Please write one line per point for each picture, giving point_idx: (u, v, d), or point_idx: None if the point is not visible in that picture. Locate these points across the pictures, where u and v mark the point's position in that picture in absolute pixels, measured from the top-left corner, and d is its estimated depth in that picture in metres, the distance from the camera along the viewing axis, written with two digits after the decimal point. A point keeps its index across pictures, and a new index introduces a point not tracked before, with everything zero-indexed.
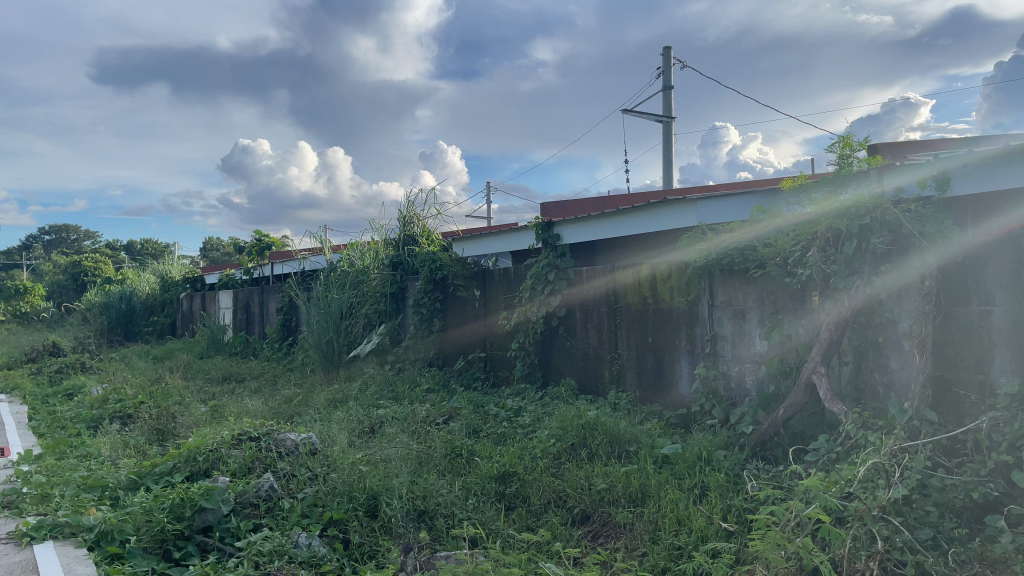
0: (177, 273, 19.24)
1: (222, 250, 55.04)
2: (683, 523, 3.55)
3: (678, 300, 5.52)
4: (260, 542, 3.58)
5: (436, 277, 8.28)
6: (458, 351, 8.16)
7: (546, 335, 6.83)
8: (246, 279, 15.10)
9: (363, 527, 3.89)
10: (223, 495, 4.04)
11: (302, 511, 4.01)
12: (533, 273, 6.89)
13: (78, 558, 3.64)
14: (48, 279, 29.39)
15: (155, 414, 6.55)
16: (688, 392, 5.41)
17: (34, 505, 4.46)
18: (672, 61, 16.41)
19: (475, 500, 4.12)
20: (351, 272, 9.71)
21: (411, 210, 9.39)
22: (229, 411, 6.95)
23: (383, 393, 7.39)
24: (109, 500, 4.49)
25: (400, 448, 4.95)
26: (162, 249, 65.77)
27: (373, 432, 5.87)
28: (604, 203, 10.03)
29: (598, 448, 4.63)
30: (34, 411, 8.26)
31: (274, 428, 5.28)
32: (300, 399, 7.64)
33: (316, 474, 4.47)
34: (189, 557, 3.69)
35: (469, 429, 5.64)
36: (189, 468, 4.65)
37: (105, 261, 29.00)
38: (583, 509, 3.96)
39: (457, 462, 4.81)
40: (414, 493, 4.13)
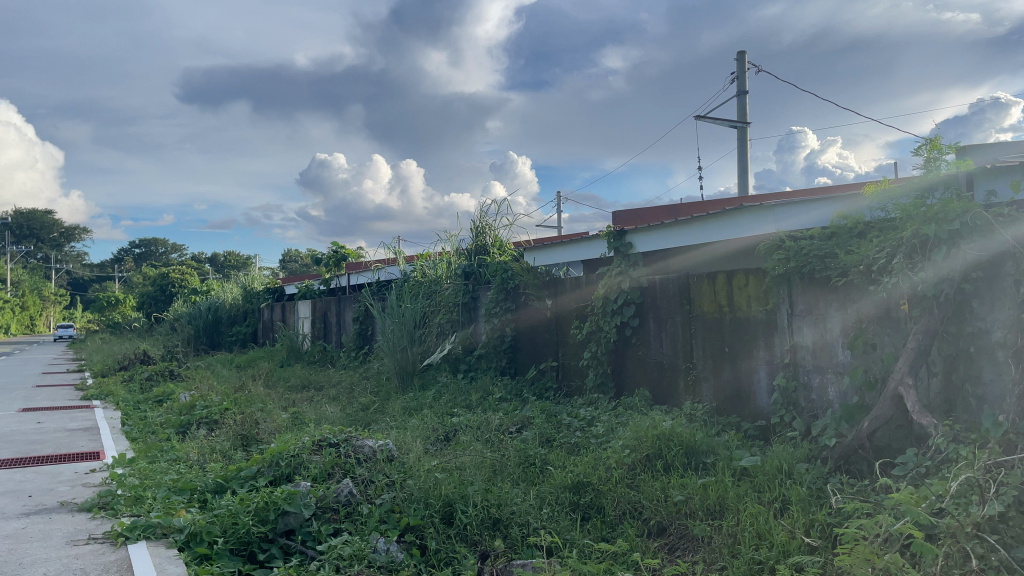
0: (258, 285, 19.88)
1: (299, 262, 56.81)
2: (763, 537, 3.48)
3: (756, 309, 5.41)
4: (340, 546, 3.66)
5: (508, 287, 8.35)
6: (531, 361, 8.17)
7: (619, 345, 6.79)
8: (324, 289, 15.48)
9: (440, 533, 3.93)
10: (305, 500, 4.15)
11: (380, 517, 4.07)
12: (605, 283, 6.84)
13: (170, 558, 3.80)
14: (138, 291, 30.82)
15: (239, 420, 6.79)
16: (767, 403, 5.30)
17: (129, 506, 4.68)
18: (747, 66, 16.14)
19: (550, 509, 4.12)
20: (425, 282, 9.87)
21: (483, 220, 9.49)
22: (309, 418, 7.15)
23: (457, 401, 7.46)
24: (198, 502, 4.68)
25: (474, 456, 4.99)
26: (243, 262, 68.31)
27: (447, 440, 5.93)
28: (677, 211, 9.93)
29: (674, 460, 4.57)
30: (128, 417, 8.65)
31: (352, 435, 5.41)
32: (376, 407, 7.79)
33: (393, 480, 4.54)
34: (273, 559, 3.79)
35: (542, 438, 5.65)
36: (273, 473, 4.79)
37: (191, 272, 30.22)
38: (659, 522, 3.91)
39: (531, 471, 4.82)
40: (489, 501, 4.14)
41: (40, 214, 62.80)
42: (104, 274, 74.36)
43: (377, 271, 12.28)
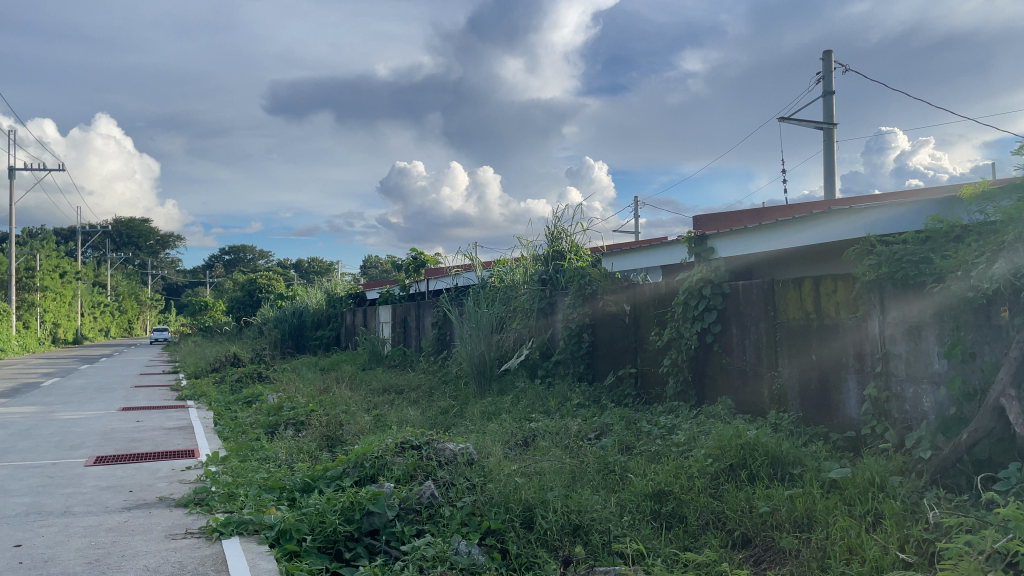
0: (342, 289, 20.37)
1: (379, 267, 57.99)
2: (855, 552, 3.36)
3: (845, 316, 5.24)
4: (424, 547, 3.72)
5: (585, 292, 8.32)
6: (609, 367, 8.10)
7: (701, 352, 6.68)
8: (404, 294, 15.74)
9: (520, 538, 3.95)
10: (389, 500, 4.23)
11: (461, 519, 4.12)
12: (685, 289, 6.75)
13: (261, 554, 3.94)
14: (228, 296, 32.05)
15: (325, 422, 6.99)
16: (857, 414, 5.12)
17: (222, 503, 4.87)
18: (833, 66, 15.66)
19: (631, 517, 4.09)
20: (502, 288, 9.95)
21: (559, 226, 9.48)
22: (391, 421, 7.29)
23: (535, 407, 7.46)
24: (287, 500, 4.84)
25: (554, 462, 4.99)
26: (325, 267, 70.28)
27: (526, 445, 5.95)
28: (761, 215, 9.70)
29: (759, 470, 4.46)
30: (220, 417, 9.02)
31: (433, 437, 5.49)
32: (455, 411, 7.87)
33: (474, 484, 4.59)
34: (358, 558, 3.89)
35: (622, 445, 5.60)
36: (358, 473, 4.91)
37: (278, 277, 31.24)
38: (744, 533, 3.82)
39: (611, 478, 4.79)
40: (569, 507, 4.13)
41: (139, 222, 66.00)
42: (196, 280, 77.60)
43: (455, 276, 12.40)
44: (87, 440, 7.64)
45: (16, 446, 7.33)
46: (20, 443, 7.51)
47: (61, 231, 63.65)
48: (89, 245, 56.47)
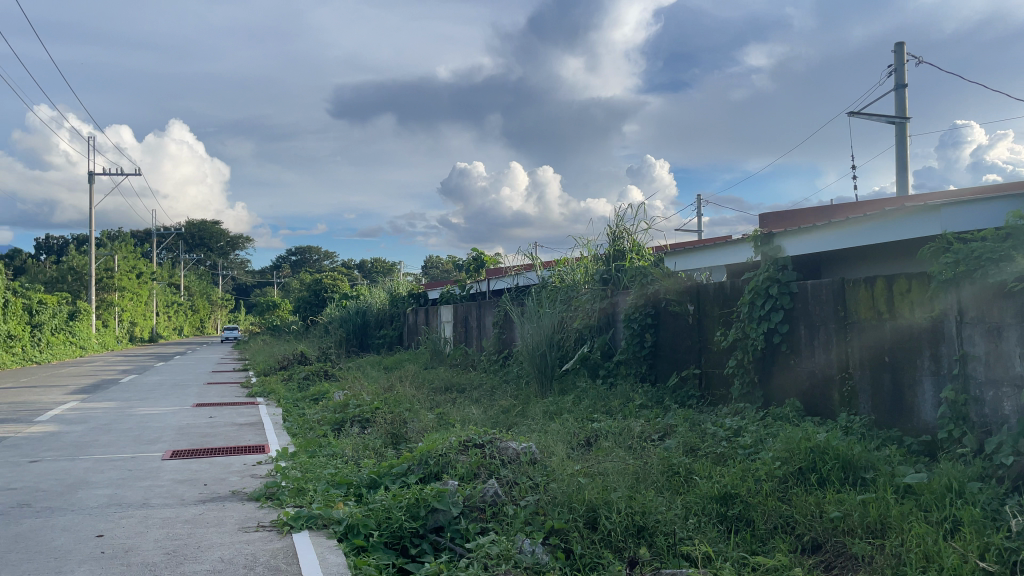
0: (404, 289, 20.61)
1: (440, 267, 58.55)
2: (931, 560, 3.25)
3: (920, 315, 5.07)
4: (488, 545, 3.75)
5: (648, 292, 8.26)
6: (672, 368, 8.00)
7: (767, 354, 6.56)
8: (465, 294, 15.85)
9: (584, 538, 3.94)
10: (453, 498, 4.27)
11: (525, 518, 4.13)
12: (750, 289, 6.63)
13: (330, 548, 4.04)
14: (295, 297, 32.81)
15: (389, 419, 7.11)
16: (933, 417, 4.95)
17: (292, 497, 4.99)
18: (906, 58, 15.15)
19: (696, 520, 4.04)
20: (563, 287, 9.93)
21: (620, 225, 9.44)
22: (453, 419, 7.36)
23: (597, 407, 7.42)
24: (354, 495, 4.94)
25: (617, 462, 4.96)
26: (388, 267, 71.29)
27: (589, 445, 5.93)
28: (832, 212, 9.44)
29: (830, 474, 4.35)
30: (288, 413, 9.25)
31: (496, 436, 5.51)
32: (517, 410, 7.89)
33: (537, 483, 4.59)
34: (424, 554, 3.94)
35: (686, 446, 5.54)
36: (422, 470, 4.98)
37: (342, 277, 31.82)
38: (814, 538, 3.74)
39: (675, 479, 4.75)
40: (633, 508, 4.10)
41: (210, 224, 68.07)
42: (264, 280, 79.63)
43: (516, 276, 12.45)
44: (163, 435, 7.92)
45: (98, 439, 7.66)
46: (102, 437, 7.83)
47: (137, 233, 66.12)
48: (163, 247, 58.51)
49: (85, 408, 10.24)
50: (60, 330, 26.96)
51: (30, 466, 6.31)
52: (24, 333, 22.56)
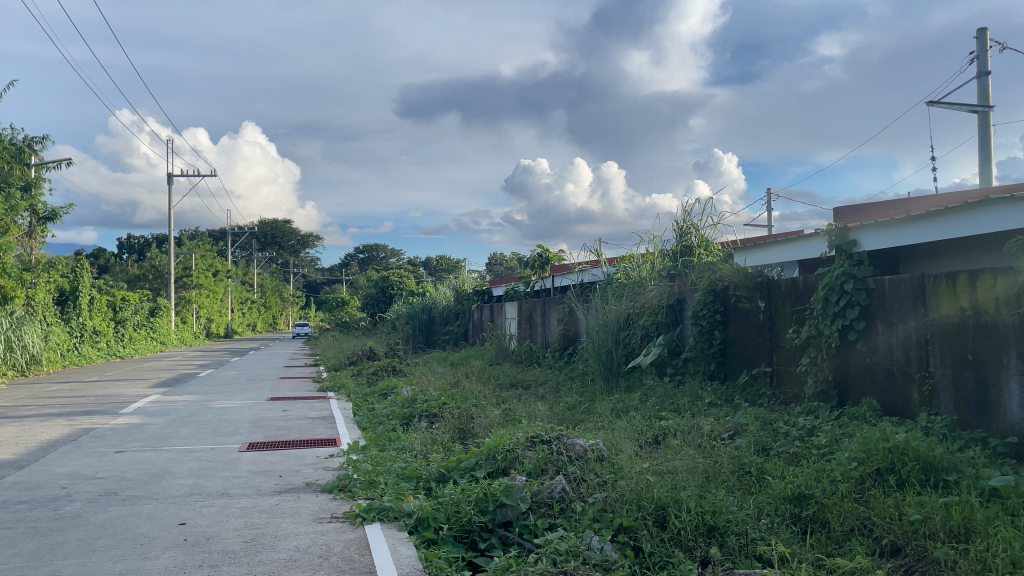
0: (469, 286, 20.69)
1: (505, 264, 58.79)
2: (1019, 566, 3.12)
3: (1007, 313, 4.84)
4: (557, 541, 3.76)
5: (716, 288, 8.13)
6: (742, 365, 7.85)
7: (843, 352, 6.37)
8: (529, 291, 15.87)
9: (653, 536, 3.90)
10: (521, 493, 4.29)
11: (593, 515, 4.12)
12: (825, 285, 6.46)
13: (402, 540, 4.11)
14: (363, 293, 33.38)
15: (457, 415, 7.19)
16: (1020, 417, 4.74)
17: (364, 489, 5.10)
18: (989, 44, 14.51)
19: (769, 521, 3.97)
20: (629, 283, 9.86)
21: (687, 220, 9.35)
22: (520, 415, 7.38)
23: (665, 405, 7.36)
24: (424, 489, 5.02)
25: (686, 461, 4.89)
26: (453, 265, 71.91)
27: (657, 443, 5.87)
28: (910, 205, 9.11)
29: (910, 476, 4.21)
30: (358, 408, 9.44)
31: (563, 433, 5.51)
32: (583, 407, 7.88)
33: (605, 480, 4.57)
34: (493, 549, 3.96)
35: (758, 446, 5.43)
36: (490, 465, 5.01)
37: (408, 274, 32.19)
38: (893, 541, 3.62)
39: (747, 479, 4.66)
40: (703, 507, 4.05)
41: (281, 223, 69.84)
42: (333, 277, 81.30)
43: (580, 273, 12.44)
44: (240, 427, 8.19)
45: (179, 431, 7.97)
46: (182, 428, 8.14)
47: (213, 233, 68.32)
48: (237, 246, 60.30)
49: (166, 401, 10.64)
50: (142, 327, 28.08)
51: (116, 456, 6.61)
52: (108, 329, 23.57)
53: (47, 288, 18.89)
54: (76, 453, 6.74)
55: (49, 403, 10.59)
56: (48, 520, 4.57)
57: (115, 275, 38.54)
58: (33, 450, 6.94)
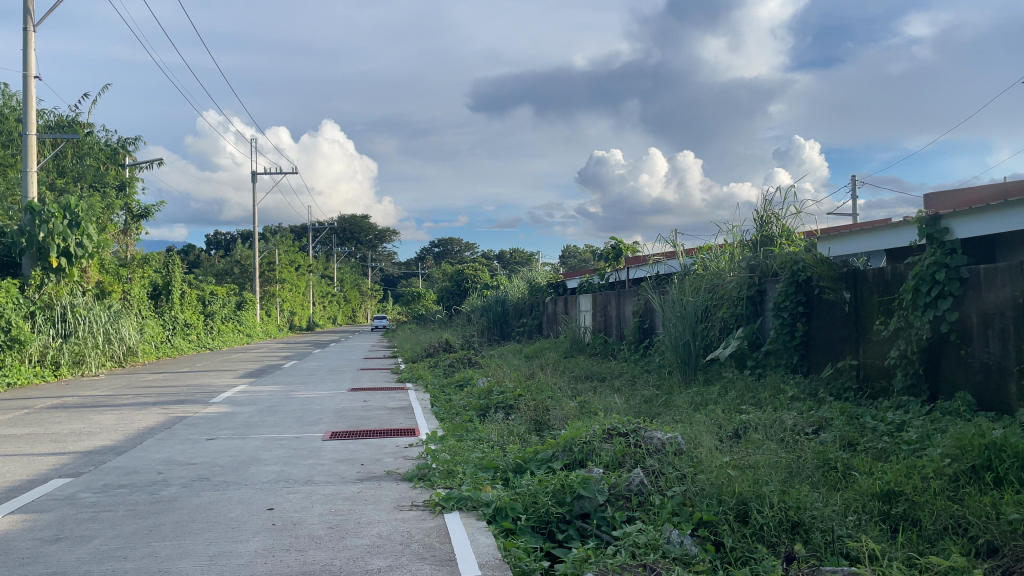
0: (542, 278, 20.59)
1: (579, 257, 58.66)
2: None
3: None
4: (635, 534, 3.74)
5: (799, 279, 7.90)
6: (826, 358, 7.61)
7: (934, 345, 6.12)
8: (604, 283, 15.73)
9: (735, 531, 3.82)
10: (599, 486, 4.28)
11: (672, 509, 4.07)
12: (914, 274, 6.19)
13: (480, 529, 4.16)
14: (439, 286, 33.75)
15: (533, 407, 7.22)
16: None
17: (443, 479, 5.18)
18: None
19: (856, 517, 3.85)
20: (707, 275, 9.68)
21: (768, 209, 9.10)
22: (596, 407, 7.37)
23: (745, 398, 7.22)
24: (501, 479, 5.07)
25: (769, 455, 4.79)
26: (527, 258, 72.13)
27: (737, 437, 5.76)
28: (1007, 191, 8.63)
29: (1008, 474, 3.99)
30: (436, 399, 9.59)
31: (641, 426, 5.47)
32: (660, 400, 7.78)
33: (684, 474, 4.51)
34: (570, 540, 3.96)
35: (844, 441, 5.27)
36: (567, 457, 5.02)
37: (482, 266, 32.29)
38: (990, 540, 3.45)
39: (832, 475, 4.53)
40: (787, 503, 3.96)
41: (359, 218, 71.33)
42: (409, 271, 82.59)
43: (655, 265, 12.29)
44: (323, 417, 8.43)
45: (265, 420, 8.26)
46: (269, 417, 8.43)
47: (295, 229, 70.34)
48: (317, 240, 61.88)
49: (253, 391, 11.02)
50: (230, 319, 29.18)
51: (208, 444, 6.89)
52: (198, 322, 24.54)
53: (141, 282, 19.86)
54: (171, 440, 7.07)
55: (145, 393, 11.13)
56: (146, 504, 4.81)
57: (204, 270, 40.18)
58: (131, 436, 7.31)
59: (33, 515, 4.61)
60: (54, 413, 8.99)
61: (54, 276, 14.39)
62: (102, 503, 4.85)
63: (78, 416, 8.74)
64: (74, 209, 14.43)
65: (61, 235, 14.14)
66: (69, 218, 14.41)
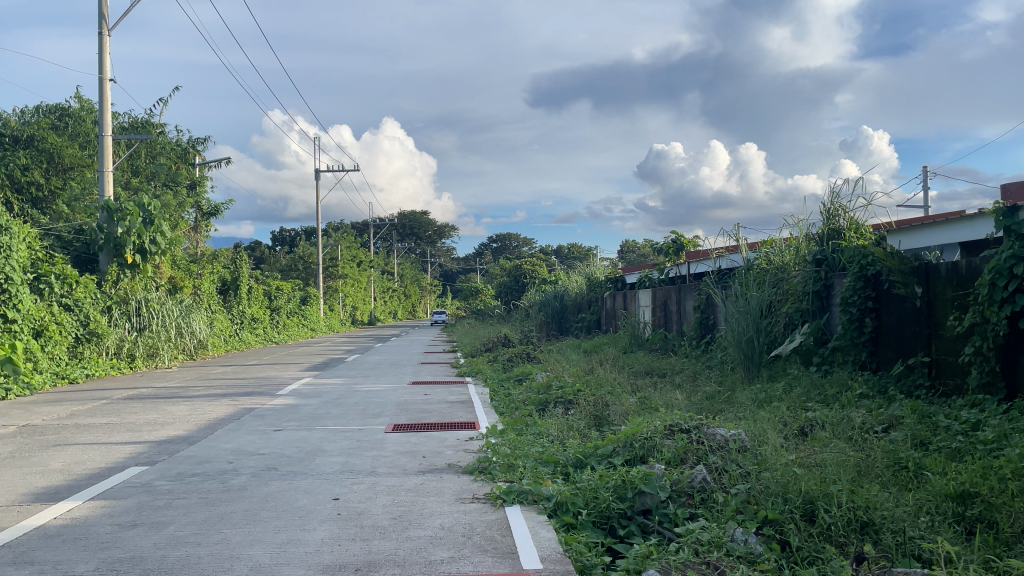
0: (601, 274, 20.38)
1: (638, 252, 58.21)
2: None
3: None
4: (698, 531, 3.71)
5: (868, 273, 7.67)
6: (896, 355, 7.38)
7: (1012, 341, 5.88)
8: (663, 278, 15.52)
9: (801, 530, 3.75)
10: (660, 482, 4.25)
11: (736, 507, 4.02)
12: (990, 269, 5.93)
13: (541, 523, 4.18)
14: (497, 281, 33.86)
15: (593, 403, 7.19)
16: None
17: (503, 472, 5.21)
18: None
19: (929, 519, 3.73)
20: (771, 269, 9.48)
21: (836, 201, 8.83)
22: (656, 404, 7.30)
23: (811, 395, 7.06)
24: (562, 473, 5.08)
25: (836, 454, 4.67)
26: (585, 253, 71.85)
27: (804, 435, 5.63)
28: None
29: None
30: (495, 393, 9.64)
31: (704, 422, 5.40)
32: (722, 396, 7.66)
33: (749, 471, 4.44)
34: (632, 536, 3.94)
35: (915, 440, 5.11)
36: (627, 453, 4.99)
37: (540, 261, 32.04)
38: None
39: (903, 475, 4.40)
40: (856, 502, 3.87)
41: (418, 214, 72.16)
42: (468, 266, 83.20)
43: (718, 259, 12.08)
44: (385, 409, 8.57)
45: (330, 412, 8.44)
46: (333, 410, 8.61)
47: (356, 226, 71.52)
48: (378, 237, 62.78)
49: (318, 384, 11.27)
50: (294, 314, 29.89)
51: (275, 434, 7.08)
52: (265, 316, 25.21)
53: (211, 278, 20.50)
54: (240, 431, 7.27)
55: (215, 384, 11.50)
56: (218, 492, 4.97)
57: (271, 266, 41.19)
58: (202, 427, 7.56)
59: (112, 501, 4.82)
60: (131, 404, 9.36)
61: (130, 272, 14.94)
62: (176, 491, 5.04)
63: (153, 407, 9.08)
64: (148, 208, 14.99)
65: (137, 232, 14.70)
66: (143, 215, 14.94)
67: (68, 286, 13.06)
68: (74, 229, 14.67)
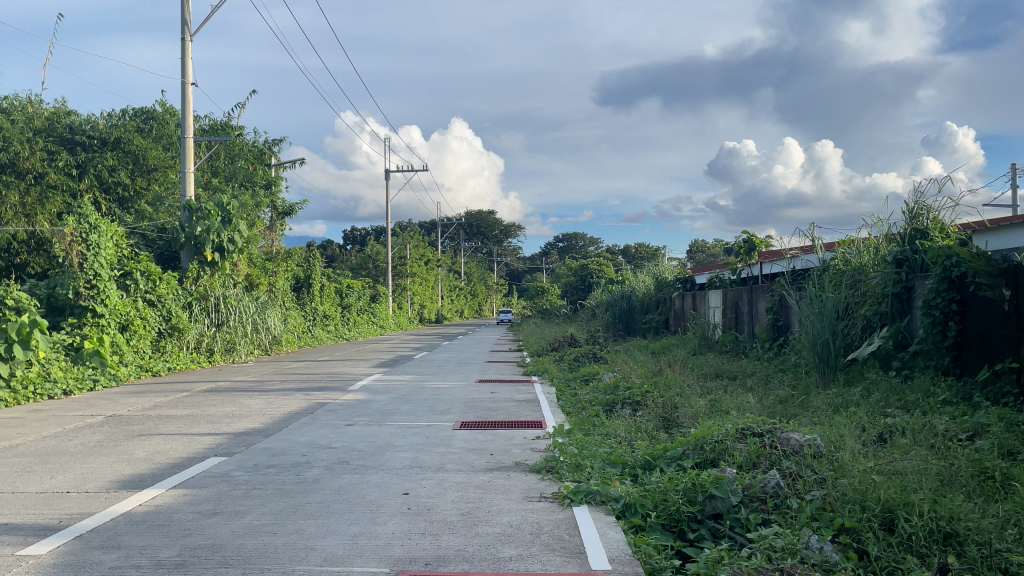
0: (670, 274, 20.12)
1: (707, 252, 57.27)
2: None
3: None
4: (771, 538, 3.63)
5: (952, 275, 7.36)
6: (982, 360, 7.07)
7: None
8: (734, 279, 15.22)
9: (880, 539, 3.62)
10: (732, 486, 4.18)
11: (811, 513, 3.92)
12: None
13: (609, 524, 4.16)
14: (564, 281, 33.78)
15: (662, 404, 7.12)
16: None
17: (571, 472, 5.20)
18: None
19: (1017, 531, 3.56)
20: (848, 271, 9.19)
21: (919, 201, 8.51)
22: (726, 406, 7.19)
23: (890, 401, 6.83)
24: (630, 475, 5.04)
25: (917, 462, 4.51)
26: (652, 254, 71.08)
27: (883, 442, 5.45)
28: None
29: None
30: (562, 393, 9.63)
31: (776, 426, 5.28)
32: (795, 400, 7.48)
33: (824, 477, 4.32)
34: (702, 539, 3.88)
35: (1003, 449, 4.89)
36: (697, 456, 4.92)
37: (607, 261, 31.78)
38: None
39: (990, 485, 4.21)
40: (939, 512, 3.72)
41: (485, 214, 72.59)
42: (534, 266, 83.30)
43: (792, 260, 11.75)
44: (453, 406, 8.67)
45: (399, 408, 8.58)
46: (402, 406, 8.75)
47: (425, 226, 72.41)
48: (445, 236, 63.42)
49: (388, 381, 11.47)
50: (365, 312, 30.45)
51: (347, 429, 7.23)
52: (336, 313, 25.78)
53: (285, 276, 21.07)
54: (313, 425, 7.47)
55: (289, 379, 11.82)
56: (293, 484, 5.11)
57: (341, 266, 42.09)
58: (277, 420, 7.78)
59: (193, 489, 5.01)
60: (210, 397, 9.70)
61: (209, 269, 15.44)
62: (253, 481, 5.20)
63: (231, 400, 9.40)
64: (226, 207, 15.40)
65: (216, 231, 15.15)
66: (222, 215, 15.38)
67: (152, 283, 13.59)
68: (157, 228, 15.07)
